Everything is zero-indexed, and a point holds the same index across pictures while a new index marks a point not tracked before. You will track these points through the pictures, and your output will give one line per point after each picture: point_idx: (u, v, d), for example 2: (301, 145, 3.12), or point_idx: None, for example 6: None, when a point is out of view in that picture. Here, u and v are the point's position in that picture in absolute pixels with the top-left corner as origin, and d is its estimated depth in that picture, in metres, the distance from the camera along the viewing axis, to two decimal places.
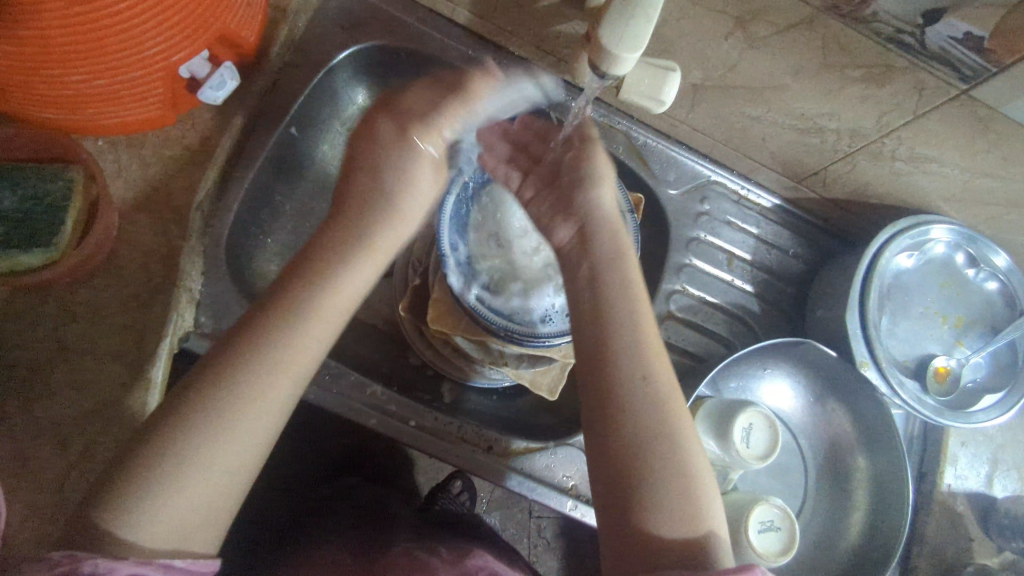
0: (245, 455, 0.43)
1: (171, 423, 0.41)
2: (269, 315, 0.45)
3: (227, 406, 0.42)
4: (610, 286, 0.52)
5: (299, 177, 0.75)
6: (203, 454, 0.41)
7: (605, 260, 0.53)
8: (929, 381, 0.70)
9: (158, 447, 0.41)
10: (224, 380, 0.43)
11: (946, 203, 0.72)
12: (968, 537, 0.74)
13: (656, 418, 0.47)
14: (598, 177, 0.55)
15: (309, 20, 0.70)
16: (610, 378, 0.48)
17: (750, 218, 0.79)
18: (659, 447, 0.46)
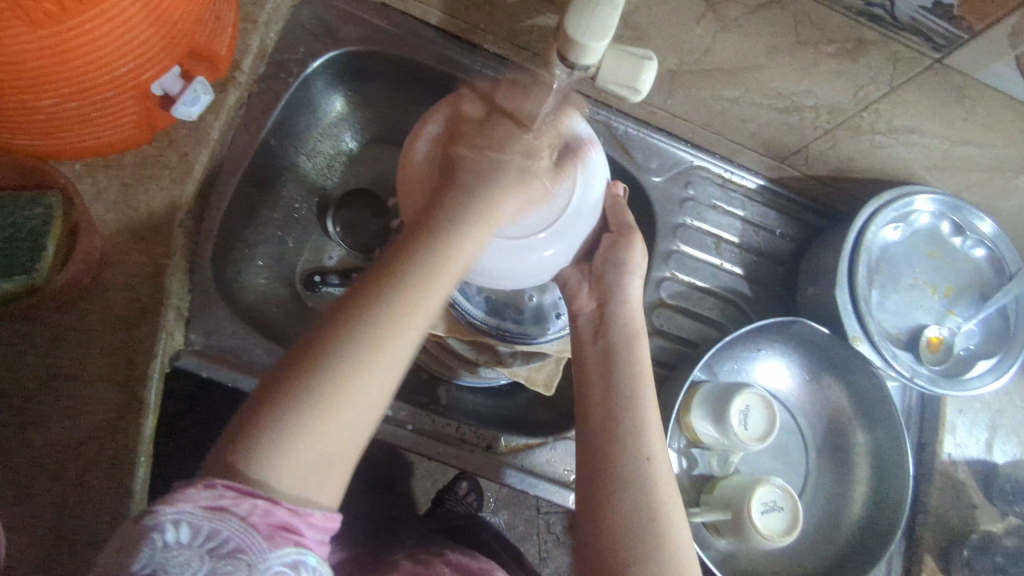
0: (355, 425, 0.41)
1: (301, 385, 0.39)
2: (377, 281, 0.42)
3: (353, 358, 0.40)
4: (619, 366, 0.55)
5: (281, 188, 0.75)
6: (309, 420, 0.39)
7: (616, 342, 0.56)
8: (923, 352, 0.70)
9: (286, 405, 0.39)
10: (341, 351, 0.40)
11: (930, 173, 0.72)
12: (972, 504, 0.74)
13: (645, 492, 0.50)
14: (627, 268, 0.59)
15: (282, 28, 0.70)
16: (610, 446, 0.52)
17: (735, 201, 0.79)
18: (647, 516, 0.50)
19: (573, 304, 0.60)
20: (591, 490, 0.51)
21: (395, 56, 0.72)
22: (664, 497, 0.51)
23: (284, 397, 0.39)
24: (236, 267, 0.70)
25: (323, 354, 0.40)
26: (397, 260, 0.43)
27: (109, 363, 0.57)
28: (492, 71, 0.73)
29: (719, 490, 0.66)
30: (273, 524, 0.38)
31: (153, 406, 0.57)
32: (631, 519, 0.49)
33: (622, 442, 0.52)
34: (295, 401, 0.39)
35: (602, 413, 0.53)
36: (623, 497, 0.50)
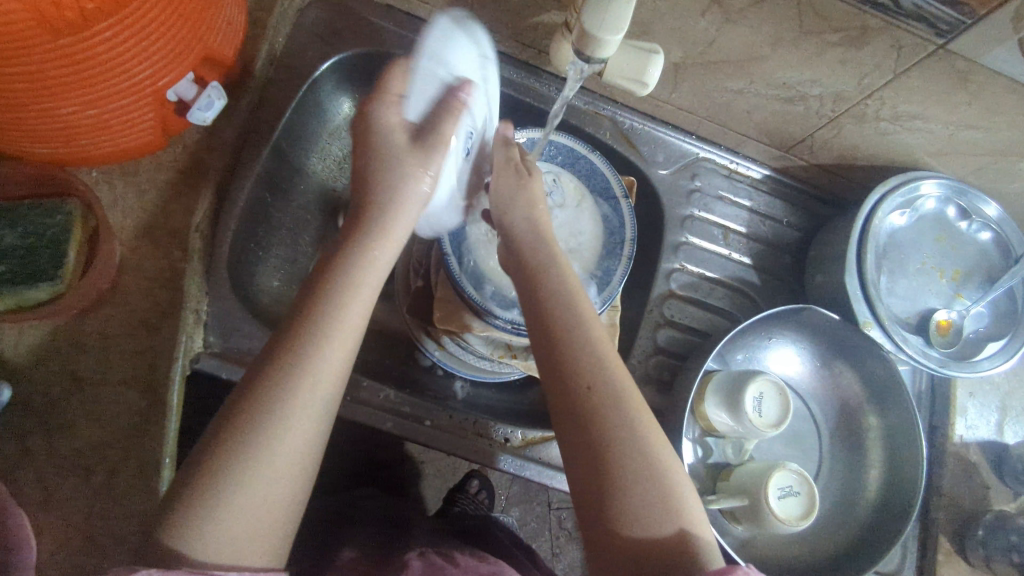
0: (288, 473, 0.42)
1: (232, 443, 0.41)
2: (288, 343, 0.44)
3: (256, 429, 0.42)
4: (548, 285, 0.52)
5: (293, 191, 0.76)
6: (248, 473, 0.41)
7: (539, 265, 0.53)
8: (933, 335, 0.71)
9: (222, 468, 0.41)
10: (263, 391, 0.43)
11: (934, 158, 0.72)
12: (984, 485, 0.75)
13: (609, 415, 0.47)
14: (529, 194, 0.56)
15: (289, 33, 0.71)
16: (568, 383, 0.48)
17: (741, 191, 0.80)
18: (628, 448, 0.46)
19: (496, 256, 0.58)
20: (559, 423, 0.48)
21: (402, 57, 0.73)
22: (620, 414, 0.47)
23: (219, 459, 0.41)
24: (251, 269, 0.71)
25: (254, 411, 0.42)
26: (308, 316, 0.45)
27: (132, 367, 0.58)
28: (498, 70, 0.74)
29: (735, 477, 0.67)
30: None
31: (175, 408, 0.57)
32: (600, 459, 0.46)
33: (578, 367, 0.48)
34: (228, 459, 0.41)
35: (542, 343, 0.50)
36: (587, 421, 0.47)
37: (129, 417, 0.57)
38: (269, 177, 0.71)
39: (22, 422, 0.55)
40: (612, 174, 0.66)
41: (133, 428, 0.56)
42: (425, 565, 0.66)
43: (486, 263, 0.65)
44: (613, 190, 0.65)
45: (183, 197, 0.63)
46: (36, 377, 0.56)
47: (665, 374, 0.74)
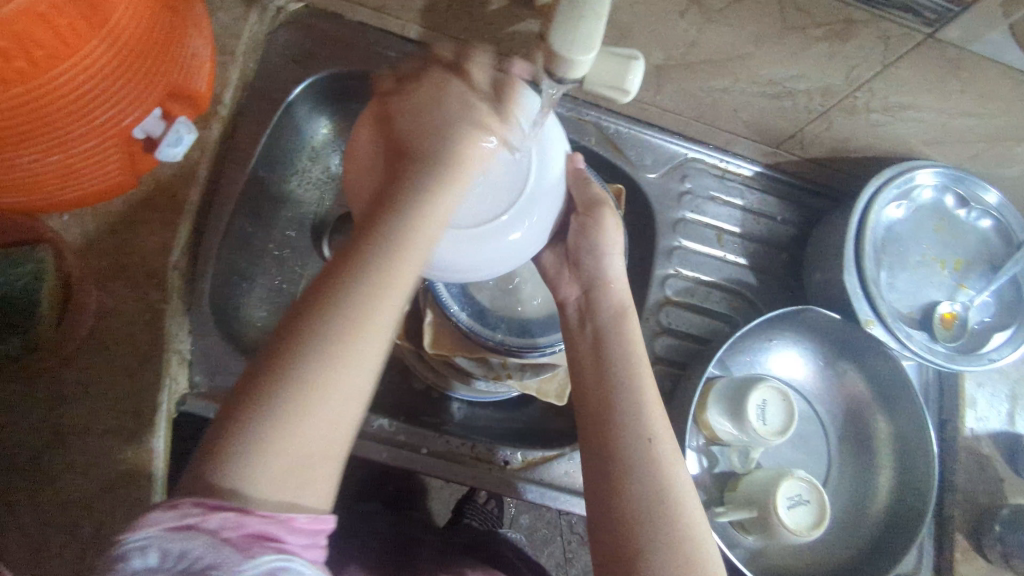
0: (336, 416, 0.39)
1: (283, 371, 0.38)
2: (365, 262, 0.41)
3: (317, 355, 0.38)
4: (609, 338, 0.54)
5: (274, 218, 0.74)
6: (301, 407, 0.37)
7: (604, 326, 0.55)
8: (937, 329, 0.69)
9: (267, 394, 0.37)
10: (330, 315, 0.39)
11: (929, 146, 0.70)
12: (998, 478, 0.73)
13: (653, 473, 0.48)
14: (603, 248, 0.58)
15: (259, 57, 0.69)
16: (611, 430, 0.50)
17: (734, 190, 0.79)
18: (660, 498, 0.47)
19: (560, 293, 0.60)
20: (596, 476, 0.49)
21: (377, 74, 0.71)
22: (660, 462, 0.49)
23: (272, 385, 0.37)
24: (236, 302, 0.69)
25: (306, 332, 0.38)
26: (384, 232, 0.42)
27: (117, 415, 0.56)
28: None
29: (741, 488, 0.66)
30: (251, 535, 0.35)
31: (161, 454, 0.55)
32: (638, 513, 0.47)
33: (623, 415, 0.50)
34: (282, 391, 0.37)
35: (596, 389, 0.52)
36: (630, 484, 0.48)
37: (117, 467, 0.55)
38: (247, 207, 0.69)
39: (7, 481, 0.53)
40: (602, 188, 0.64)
41: (122, 478, 0.55)
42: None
43: (471, 283, 0.64)
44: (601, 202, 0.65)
45: (159, 236, 0.61)
46: (16, 435, 0.54)
47: (666, 384, 0.72)
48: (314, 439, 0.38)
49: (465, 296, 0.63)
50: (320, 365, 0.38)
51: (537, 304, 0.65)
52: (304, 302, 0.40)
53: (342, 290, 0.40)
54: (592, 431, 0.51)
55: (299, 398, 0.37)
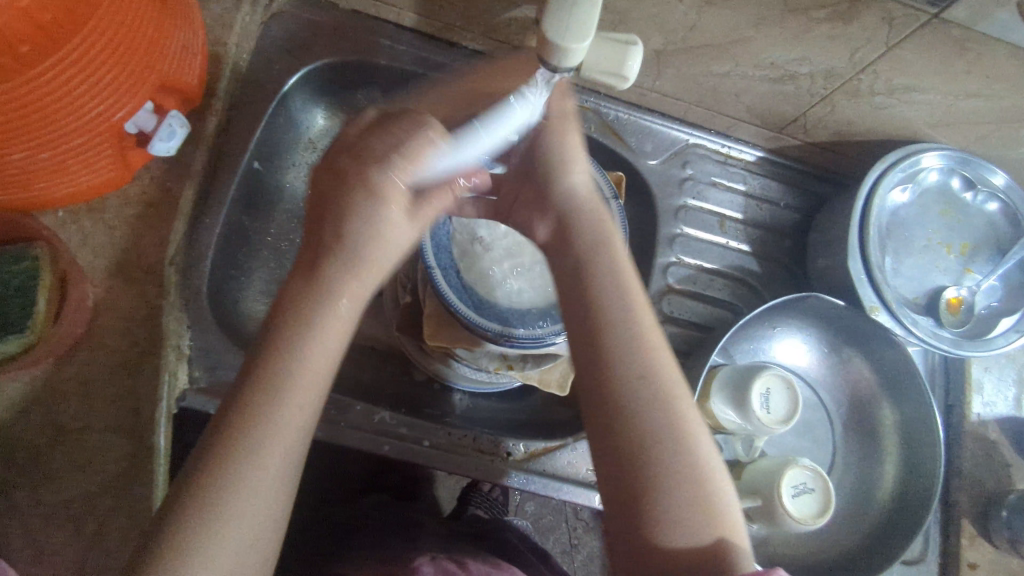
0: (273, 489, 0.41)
1: (233, 448, 0.40)
2: (276, 346, 0.43)
3: (243, 440, 0.40)
4: (599, 276, 0.49)
5: (271, 211, 0.73)
6: (252, 470, 0.40)
7: (582, 254, 0.50)
8: (943, 314, 0.68)
9: (206, 478, 0.39)
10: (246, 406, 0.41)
11: (935, 129, 0.69)
12: (1006, 464, 0.72)
13: (661, 423, 0.44)
14: (570, 162, 0.53)
15: (253, 48, 0.68)
16: (607, 381, 0.45)
17: (736, 175, 0.78)
18: (665, 451, 0.43)
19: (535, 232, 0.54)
20: (597, 432, 0.45)
21: (372, 64, 0.70)
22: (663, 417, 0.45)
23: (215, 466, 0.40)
24: (234, 295, 0.69)
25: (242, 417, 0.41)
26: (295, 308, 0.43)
27: (117, 412, 0.56)
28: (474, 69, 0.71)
29: (746, 477, 0.65)
30: None
31: (161, 451, 0.55)
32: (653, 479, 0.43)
33: (624, 369, 0.45)
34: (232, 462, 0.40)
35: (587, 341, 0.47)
36: (633, 433, 0.44)
37: (118, 464, 0.55)
38: (244, 200, 0.69)
39: (9, 478, 0.53)
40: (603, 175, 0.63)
41: (123, 474, 0.55)
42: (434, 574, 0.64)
43: (471, 275, 0.63)
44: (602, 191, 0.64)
45: (154, 231, 0.61)
46: (17, 432, 0.54)
47: None
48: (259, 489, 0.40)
49: (468, 292, 0.62)
50: (253, 444, 0.41)
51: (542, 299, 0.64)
52: (241, 385, 0.42)
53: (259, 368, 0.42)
54: (589, 385, 0.47)
55: (237, 482, 0.40)
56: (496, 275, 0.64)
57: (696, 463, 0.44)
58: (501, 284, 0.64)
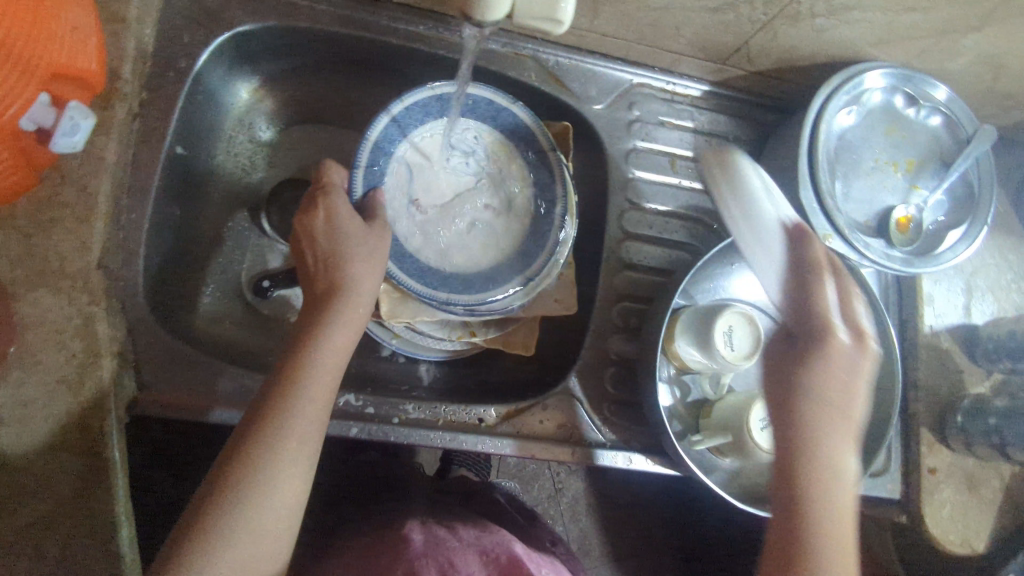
0: (287, 506, 0.46)
1: (250, 474, 0.45)
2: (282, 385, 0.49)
3: (264, 468, 0.46)
4: (810, 365, 0.45)
5: (205, 198, 0.69)
6: (262, 491, 0.45)
7: (806, 329, 0.46)
8: (894, 235, 0.68)
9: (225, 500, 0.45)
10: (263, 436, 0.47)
11: (876, 47, 0.68)
12: (959, 370, 0.75)
13: (839, 517, 0.46)
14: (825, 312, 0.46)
15: (156, 22, 0.62)
16: (801, 442, 0.46)
17: (683, 113, 0.76)
18: (842, 540, 0.45)
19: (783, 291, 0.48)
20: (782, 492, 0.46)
21: (292, 28, 0.65)
22: (845, 506, 0.46)
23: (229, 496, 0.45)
24: (175, 291, 0.65)
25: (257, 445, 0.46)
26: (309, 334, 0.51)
27: (63, 428, 0.53)
28: (402, 24, 0.67)
29: (718, 413, 0.67)
30: None
31: (117, 461, 0.53)
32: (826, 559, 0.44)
33: (812, 458, 0.45)
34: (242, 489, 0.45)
35: (777, 396, 0.47)
36: (813, 503, 0.46)
37: (73, 481, 0.53)
38: (173, 189, 0.64)
39: None
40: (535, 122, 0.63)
41: (81, 490, 0.53)
42: (425, 540, 0.64)
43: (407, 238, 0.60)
44: (540, 142, 0.64)
45: (75, 236, 0.56)
46: None
47: (632, 320, 0.71)
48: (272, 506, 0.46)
49: (406, 254, 0.60)
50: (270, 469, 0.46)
51: (485, 255, 0.62)
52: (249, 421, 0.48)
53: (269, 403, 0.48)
54: (780, 420, 0.47)
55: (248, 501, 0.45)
56: (434, 232, 0.61)
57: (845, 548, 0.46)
58: (440, 242, 0.61)
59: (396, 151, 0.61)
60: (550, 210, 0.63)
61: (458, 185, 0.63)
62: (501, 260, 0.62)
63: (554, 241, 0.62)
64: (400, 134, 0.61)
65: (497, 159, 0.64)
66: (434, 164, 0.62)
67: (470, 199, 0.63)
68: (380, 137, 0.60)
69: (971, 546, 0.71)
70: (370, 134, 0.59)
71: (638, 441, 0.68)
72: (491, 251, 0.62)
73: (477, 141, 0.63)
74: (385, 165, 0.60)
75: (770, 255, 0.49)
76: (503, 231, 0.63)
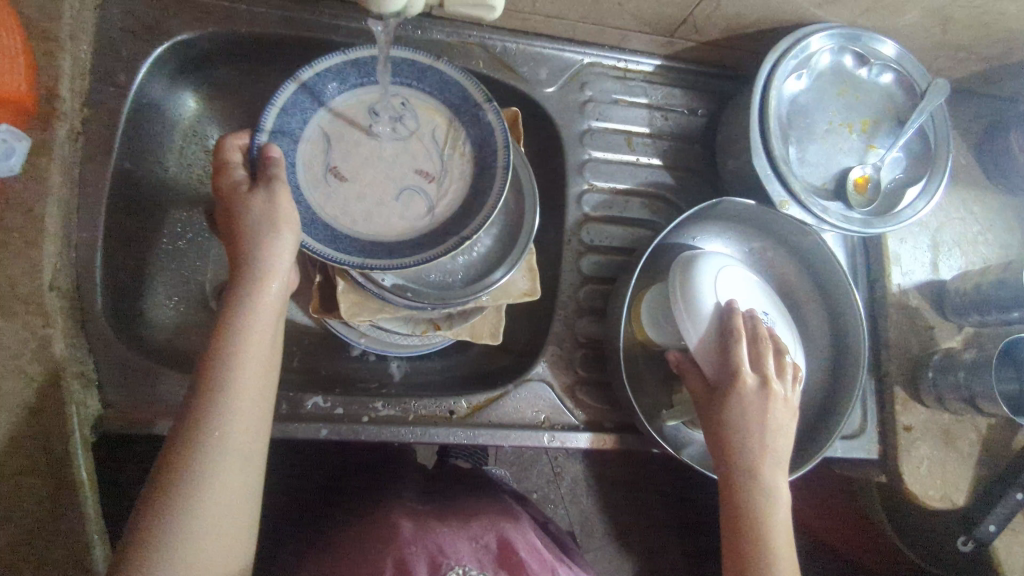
0: (229, 503, 0.46)
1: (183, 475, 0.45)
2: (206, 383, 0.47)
3: (199, 466, 0.45)
4: (738, 431, 0.58)
5: (161, 210, 0.69)
6: (197, 491, 0.45)
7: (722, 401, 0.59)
8: (852, 196, 0.68)
9: (161, 504, 0.44)
10: (195, 434, 0.46)
11: (821, 9, 0.68)
12: (929, 326, 0.75)
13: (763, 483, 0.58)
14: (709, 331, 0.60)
15: (91, 37, 0.61)
16: (741, 496, 0.58)
17: (636, 90, 0.76)
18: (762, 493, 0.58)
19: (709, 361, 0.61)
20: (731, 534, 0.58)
21: (233, 34, 0.65)
22: (775, 487, 0.58)
23: (161, 510, 0.44)
24: (134, 307, 0.65)
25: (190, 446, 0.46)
26: (220, 332, 0.49)
27: (26, 454, 0.53)
28: (343, 21, 0.66)
29: (686, 388, 0.68)
30: None
31: (85, 482, 0.54)
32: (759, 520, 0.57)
33: (730, 445, 0.58)
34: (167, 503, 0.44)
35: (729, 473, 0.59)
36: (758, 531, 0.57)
37: (39, 507, 0.53)
38: (125, 205, 0.64)
39: None
40: (468, 80, 0.59)
41: (48, 515, 0.53)
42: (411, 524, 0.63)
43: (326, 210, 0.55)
44: (473, 98, 0.59)
45: (22, 259, 0.55)
46: None
47: (599, 302, 0.71)
48: (213, 505, 0.45)
49: (320, 224, 0.55)
50: (204, 469, 0.45)
51: (410, 221, 0.58)
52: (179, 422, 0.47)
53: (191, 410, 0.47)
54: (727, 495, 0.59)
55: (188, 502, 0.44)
56: (354, 200, 0.57)
57: (773, 493, 0.58)
58: (362, 211, 0.57)
59: (311, 118, 0.57)
60: (490, 165, 0.59)
61: (384, 154, 0.59)
62: (436, 226, 0.58)
63: (498, 193, 0.57)
64: (312, 103, 0.57)
65: (427, 124, 0.60)
66: (353, 132, 0.58)
67: (397, 165, 0.59)
68: (288, 103, 0.55)
69: (951, 501, 0.71)
70: (277, 98, 0.55)
71: (612, 421, 0.68)
72: (424, 217, 0.58)
73: (403, 107, 0.60)
74: (295, 132, 0.56)
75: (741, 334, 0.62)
76: (436, 195, 0.59)
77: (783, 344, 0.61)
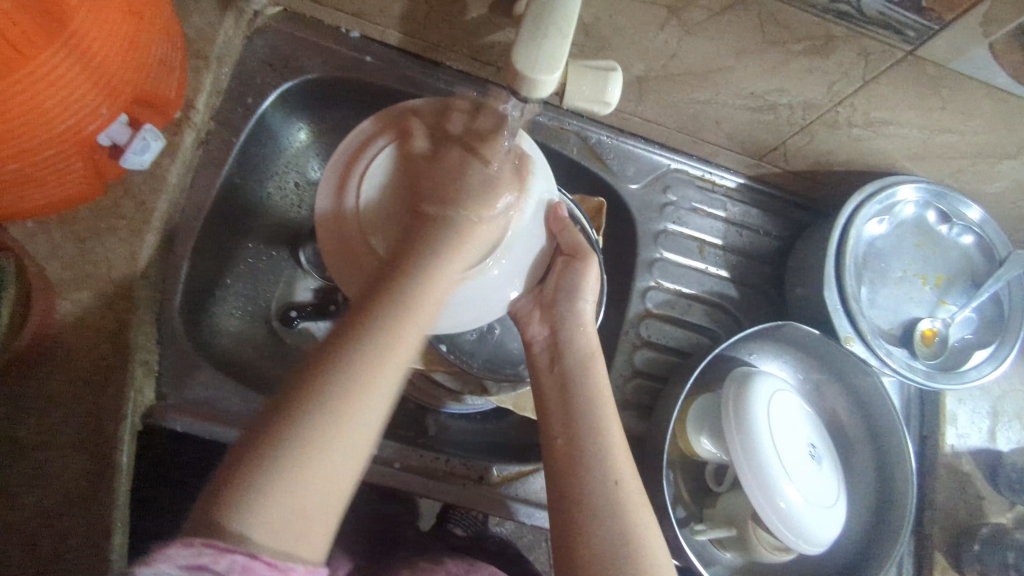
0: (361, 439, 0.40)
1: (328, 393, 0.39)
2: (382, 310, 0.43)
3: (351, 396, 0.40)
4: (581, 407, 0.54)
5: (251, 224, 0.73)
6: (334, 426, 0.39)
7: (572, 371, 0.56)
8: (917, 346, 0.69)
9: (300, 422, 0.38)
10: (364, 350, 0.41)
11: (912, 162, 0.70)
12: (979, 496, 0.72)
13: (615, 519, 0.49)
14: (580, 293, 0.58)
15: (235, 62, 0.67)
16: (581, 510, 0.50)
17: (716, 202, 0.78)
18: (610, 511, 0.50)
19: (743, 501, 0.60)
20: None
21: (357, 83, 0.70)
22: (620, 469, 0.52)
23: (303, 427, 0.38)
24: (206, 309, 0.68)
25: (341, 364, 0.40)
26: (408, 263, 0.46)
27: (82, 426, 0.55)
28: (457, 89, 0.71)
29: (720, 504, 0.66)
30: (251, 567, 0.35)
31: (123, 468, 0.55)
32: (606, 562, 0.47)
33: (582, 425, 0.53)
34: (292, 436, 0.38)
35: (563, 483, 0.51)
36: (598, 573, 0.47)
37: (77, 483, 0.54)
38: (223, 213, 0.69)
39: None
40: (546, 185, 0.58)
41: (80, 493, 0.54)
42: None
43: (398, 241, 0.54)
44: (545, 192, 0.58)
45: (124, 246, 0.59)
46: None
47: (646, 398, 0.71)
48: (343, 435, 0.39)
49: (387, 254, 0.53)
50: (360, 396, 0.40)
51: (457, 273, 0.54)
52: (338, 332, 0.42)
53: (325, 379, 0.39)
54: (565, 516, 0.50)
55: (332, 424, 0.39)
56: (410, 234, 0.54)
57: (615, 484, 0.51)
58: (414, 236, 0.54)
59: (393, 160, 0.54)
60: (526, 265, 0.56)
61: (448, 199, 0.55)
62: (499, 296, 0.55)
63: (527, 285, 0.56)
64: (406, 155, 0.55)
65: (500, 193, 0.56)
66: None
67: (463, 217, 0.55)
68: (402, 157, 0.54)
69: None
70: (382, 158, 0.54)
71: None
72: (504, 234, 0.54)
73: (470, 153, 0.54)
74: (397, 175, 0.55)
75: (797, 464, 0.61)
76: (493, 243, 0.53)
77: (820, 494, 0.61)
